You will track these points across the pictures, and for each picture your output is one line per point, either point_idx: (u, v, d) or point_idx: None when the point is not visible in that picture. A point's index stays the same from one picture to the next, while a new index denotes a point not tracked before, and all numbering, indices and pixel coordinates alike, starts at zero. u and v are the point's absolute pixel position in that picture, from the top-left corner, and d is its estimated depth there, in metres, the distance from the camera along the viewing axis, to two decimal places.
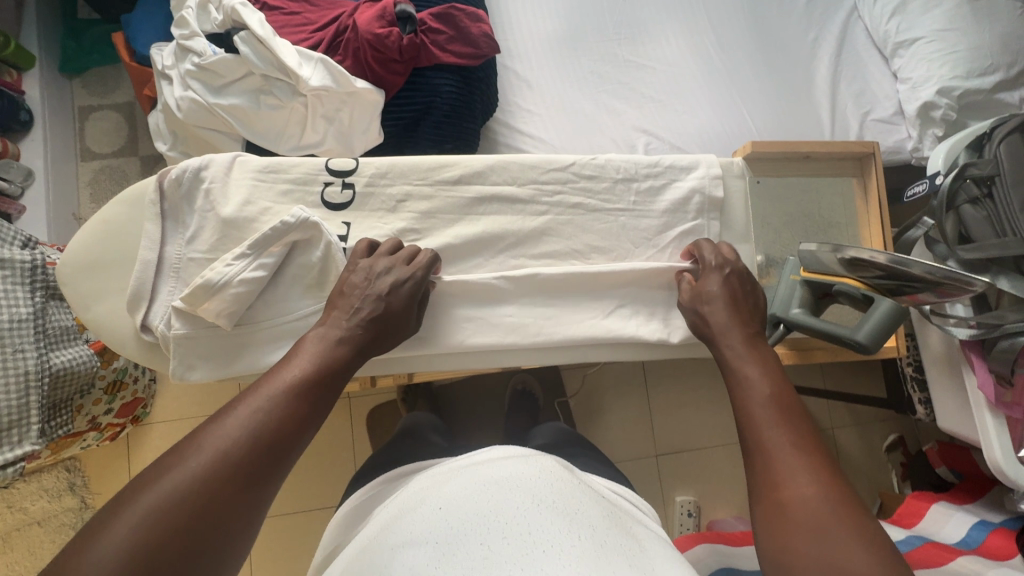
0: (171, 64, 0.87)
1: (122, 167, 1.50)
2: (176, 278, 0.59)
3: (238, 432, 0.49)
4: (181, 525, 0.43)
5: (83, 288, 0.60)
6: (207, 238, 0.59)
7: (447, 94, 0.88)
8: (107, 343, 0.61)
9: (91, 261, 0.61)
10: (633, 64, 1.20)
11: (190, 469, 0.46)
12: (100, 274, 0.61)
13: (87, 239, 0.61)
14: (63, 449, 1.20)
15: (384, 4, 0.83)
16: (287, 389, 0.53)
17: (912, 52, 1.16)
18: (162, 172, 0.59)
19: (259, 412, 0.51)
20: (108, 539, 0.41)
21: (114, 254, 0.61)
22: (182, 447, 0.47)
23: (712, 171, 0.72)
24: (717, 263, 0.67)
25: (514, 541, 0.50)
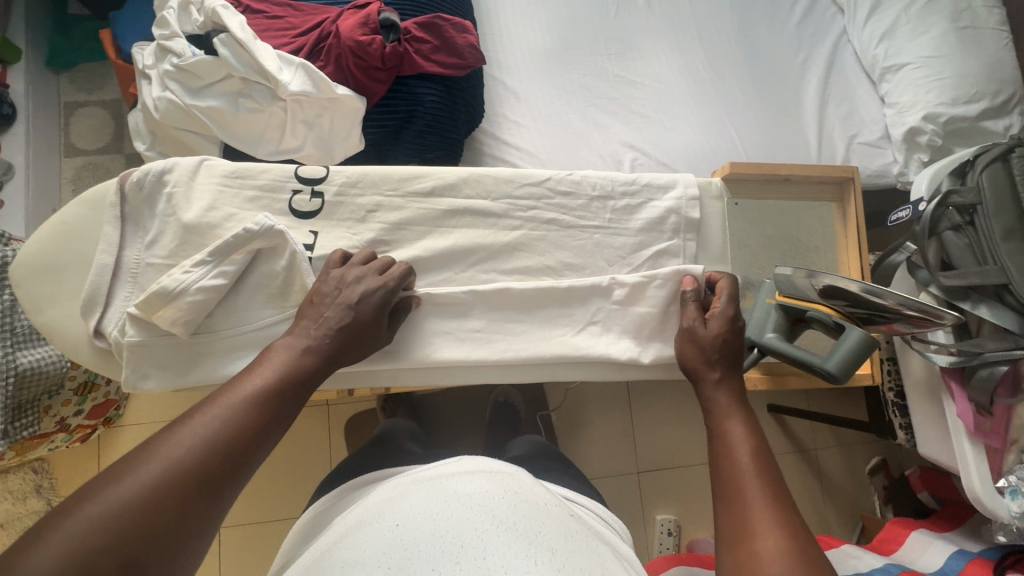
0: (151, 64, 0.86)
1: (106, 164, 1.48)
2: (133, 285, 0.57)
3: (189, 446, 0.47)
4: (119, 545, 0.41)
5: (36, 290, 0.58)
6: (168, 244, 0.58)
7: (429, 104, 0.88)
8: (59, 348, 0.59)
9: (46, 263, 0.59)
10: (622, 79, 1.20)
11: (137, 484, 0.44)
12: (55, 277, 0.59)
13: (42, 240, 0.59)
14: (29, 450, 1.19)
15: (367, 12, 0.83)
16: (246, 402, 0.51)
17: (900, 77, 1.16)
18: (126, 172, 0.58)
19: (215, 425, 0.49)
20: (38, 557, 0.38)
21: (71, 258, 0.59)
22: (131, 459, 0.45)
23: (690, 191, 0.70)
24: (730, 314, 0.65)
25: (465, 567, 0.48)
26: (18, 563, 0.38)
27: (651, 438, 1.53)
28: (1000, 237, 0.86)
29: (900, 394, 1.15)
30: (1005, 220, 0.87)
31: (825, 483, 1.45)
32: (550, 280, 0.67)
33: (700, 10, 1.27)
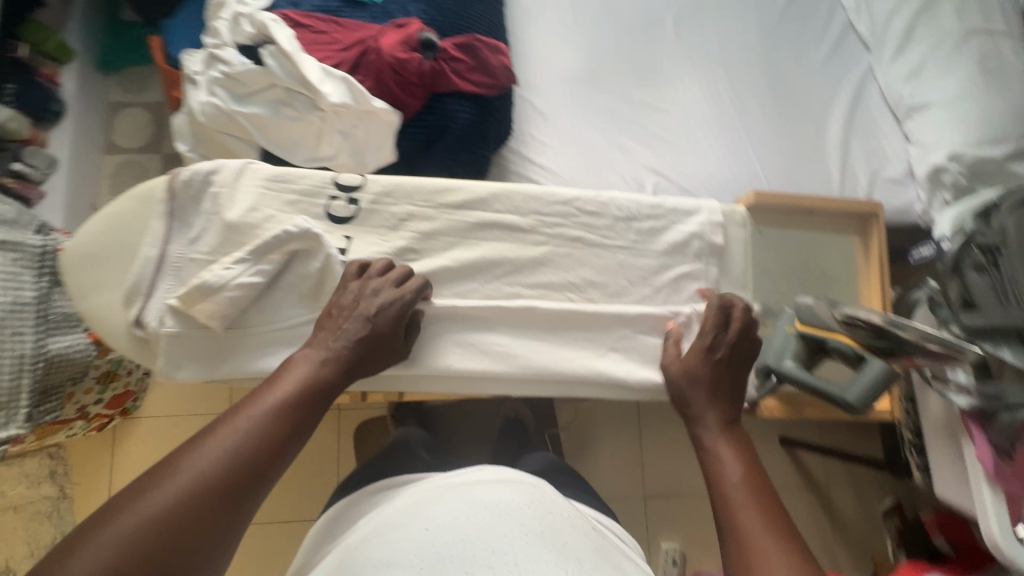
0: (200, 70, 0.90)
1: (144, 163, 1.54)
2: (175, 278, 0.59)
3: (214, 456, 0.50)
4: (152, 552, 0.45)
5: (82, 278, 0.61)
6: (211, 241, 0.60)
7: (461, 121, 0.91)
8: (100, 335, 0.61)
9: (94, 253, 0.62)
10: (648, 106, 1.23)
11: (166, 492, 0.47)
12: (101, 267, 0.62)
13: (92, 231, 0.62)
14: (49, 435, 1.22)
15: (409, 31, 0.87)
16: (267, 414, 0.54)
17: (925, 116, 1.17)
18: (174, 170, 0.60)
19: (237, 437, 0.52)
20: (81, 561, 0.43)
21: (117, 250, 0.61)
22: (163, 467, 0.49)
23: (715, 217, 0.70)
24: (711, 343, 0.65)
25: (498, 571, 0.49)
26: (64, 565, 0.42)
27: (660, 464, 1.51)
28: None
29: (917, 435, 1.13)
30: None
31: (836, 521, 1.42)
32: (575, 299, 0.68)
33: (727, 43, 1.30)
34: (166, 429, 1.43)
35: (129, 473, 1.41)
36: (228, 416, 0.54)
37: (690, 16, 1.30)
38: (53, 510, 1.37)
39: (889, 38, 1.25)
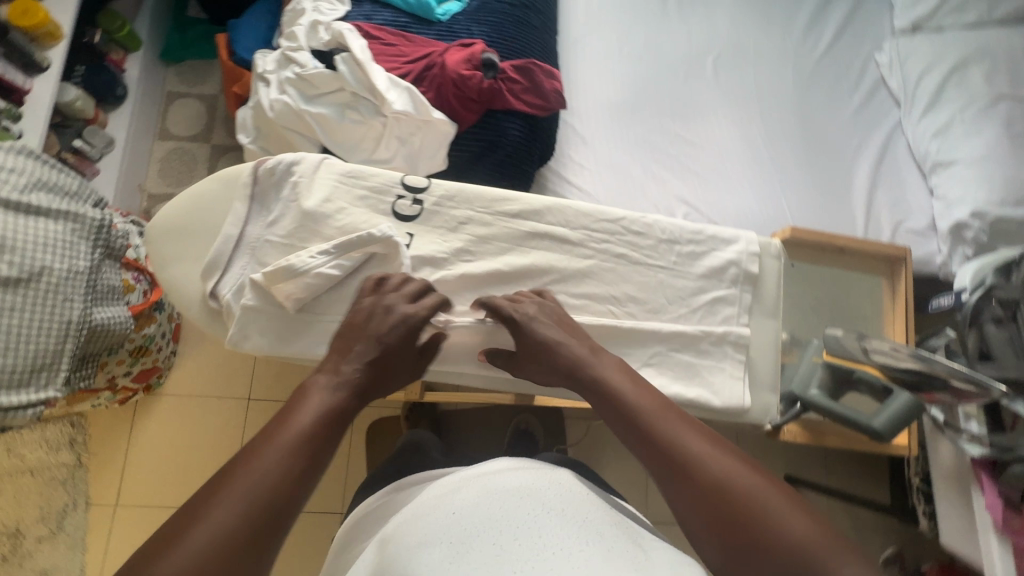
0: (272, 69, 0.97)
1: (192, 150, 1.60)
2: (250, 256, 0.64)
3: (231, 508, 0.46)
4: None
5: (165, 249, 0.67)
6: (287, 225, 0.65)
7: (512, 137, 0.96)
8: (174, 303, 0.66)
9: (176, 227, 0.67)
10: (684, 140, 1.28)
11: (181, 558, 0.43)
12: (181, 241, 0.67)
13: (177, 206, 0.68)
14: (77, 402, 1.27)
15: (473, 50, 0.92)
16: (283, 452, 0.49)
17: (950, 173, 1.22)
18: (260, 159, 0.66)
19: (254, 482, 0.47)
20: None
21: (201, 227, 0.67)
22: (177, 527, 0.45)
23: (751, 247, 0.72)
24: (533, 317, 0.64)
25: (524, 541, 0.54)
26: None
27: None
28: None
29: (926, 481, 1.15)
30: None
31: None
32: (618, 312, 0.69)
33: (764, 87, 1.35)
34: (186, 408, 1.47)
35: (146, 447, 1.44)
36: (244, 456, 0.49)
37: (729, 58, 1.37)
38: (67, 478, 1.41)
39: (920, 96, 1.30)
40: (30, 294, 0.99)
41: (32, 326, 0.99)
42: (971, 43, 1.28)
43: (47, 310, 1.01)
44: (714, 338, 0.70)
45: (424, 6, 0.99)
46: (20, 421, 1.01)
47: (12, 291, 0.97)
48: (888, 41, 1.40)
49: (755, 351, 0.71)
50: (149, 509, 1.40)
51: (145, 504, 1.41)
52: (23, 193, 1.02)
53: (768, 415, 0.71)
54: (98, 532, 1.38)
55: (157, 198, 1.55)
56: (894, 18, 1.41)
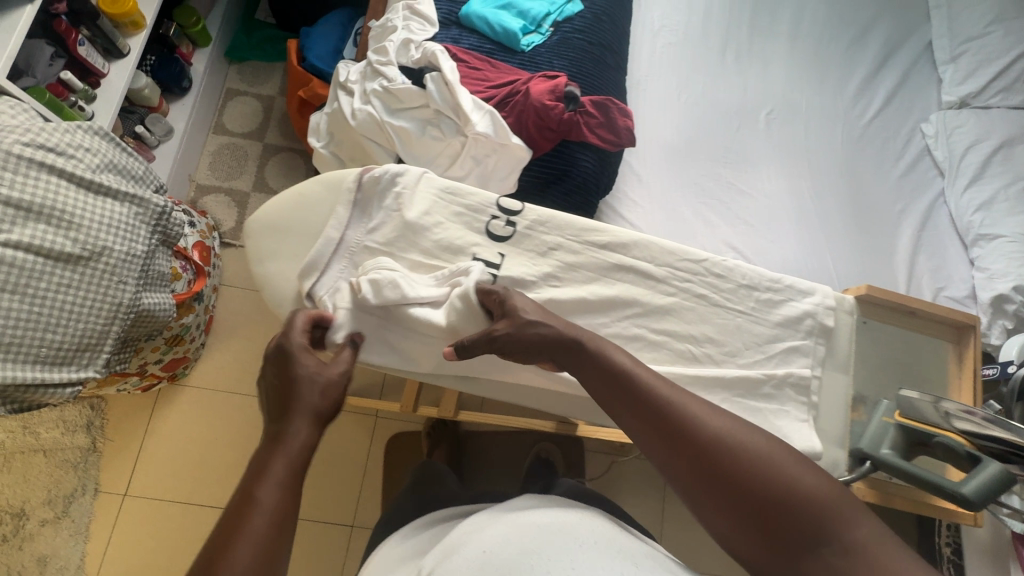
0: (356, 79, 1.00)
1: (245, 147, 1.62)
2: (348, 260, 0.70)
3: None
4: None
5: (265, 246, 0.73)
6: (387, 233, 0.70)
7: (582, 169, 0.98)
8: (268, 296, 0.72)
9: (278, 224, 0.73)
10: (734, 188, 1.31)
11: None
12: (281, 237, 0.73)
13: (282, 204, 0.74)
14: (106, 384, 1.26)
15: (557, 82, 0.95)
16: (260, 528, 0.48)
17: (993, 246, 1.25)
18: (370, 170, 0.71)
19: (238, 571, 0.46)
20: None
21: (308, 228, 0.72)
22: None
23: (827, 301, 0.73)
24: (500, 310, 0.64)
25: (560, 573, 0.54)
26: None
27: (682, 538, 1.48)
28: None
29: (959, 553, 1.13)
30: None
31: None
32: (694, 351, 0.70)
33: (815, 144, 1.39)
34: (207, 402, 1.45)
35: (160, 439, 1.42)
36: (215, 553, 0.47)
37: (783, 112, 1.40)
38: (79, 461, 1.38)
39: (966, 168, 1.33)
40: (87, 273, 0.98)
41: (84, 305, 0.99)
42: (1018, 125, 1.34)
43: (100, 290, 1.00)
44: (773, 383, 0.70)
45: (509, 34, 1.02)
46: (58, 400, 1.01)
47: (71, 269, 0.97)
48: (936, 113, 1.43)
49: (824, 399, 0.73)
50: (158, 502, 1.37)
51: (155, 497, 1.37)
52: (94, 172, 1.01)
53: (835, 469, 0.73)
54: (104, 522, 1.35)
55: (205, 190, 1.57)
56: (943, 91, 1.44)
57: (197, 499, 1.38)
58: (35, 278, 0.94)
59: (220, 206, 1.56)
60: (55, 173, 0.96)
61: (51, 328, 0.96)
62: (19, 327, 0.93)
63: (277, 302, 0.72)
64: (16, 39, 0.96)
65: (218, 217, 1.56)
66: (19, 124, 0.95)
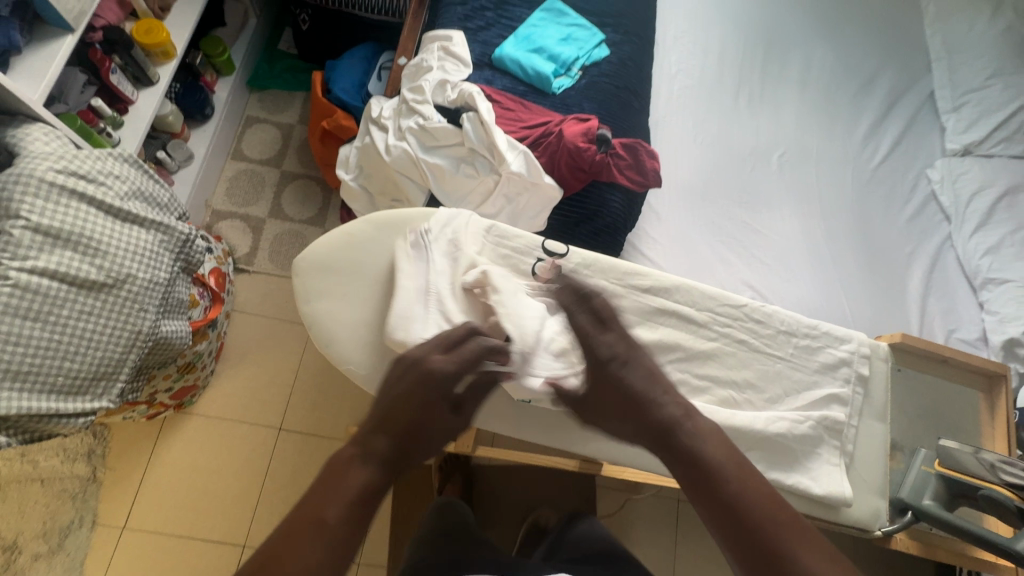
0: (390, 116, 1.01)
1: (263, 174, 1.63)
2: (430, 297, 0.71)
3: None
4: None
5: (312, 282, 0.74)
6: (444, 275, 0.73)
7: (612, 208, 1.00)
8: (313, 332, 0.73)
9: (326, 261, 0.75)
10: (750, 227, 1.34)
11: None
12: (328, 274, 0.75)
13: (330, 242, 0.75)
14: (114, 412, 1.23)
15: (589, 125, 0.98)
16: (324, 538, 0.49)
17: (1002, 291, 1.29)
18: (428, 211, 0.78)
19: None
20: None
21: (355, 265, 0.75)
22: None
23: (863, 348, 0.74)
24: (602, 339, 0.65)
25: None
26: None
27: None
28: None
29: None
30: None
31: None
32: (737, 396, 0.70)
33: (827, 187, 1.42)
34: (216, 432, 1.41)
35: (164, 469, 1.37)
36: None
37: (795, 155, 1.44)
38: (77, 492, 1.32)
39: (972, 214, 1.38)
40: (109, 300, 0.97)
41: (104, 333, 0.97)
42: (1019, 174, 1.39)
43: (121, 318, 0.98)
44: (811, 423, 0.69)
45: (541, 77, 1.05)
46: (70, 430, 0.97)
47: (93, 296, 0.95)
48: (940, 159, 1.48)
49: (862, 453, 0.71)
50: (159, 536, 1.32)
51: (155, 531, 1.33)
52: (122, 200, 1.00)
53: (876, 518, 0.70)
54: (100, 556, 1.29)
55: (221, 215, 1.57)
56: (947, 138, 1.49)
57: (198, 533, 1.33)
58: (57, 305, 0.92)
59: (235, 232, 1.56)
60: (84, 200, 0.95)
61: (68, 357, 0.94)
62: (36, 356, 0.90)
63: (322, 338, 0.72)
64: (55, 67, 0.97)
65: (233, 242, 1.55)
66: (52, 152, 0.95)
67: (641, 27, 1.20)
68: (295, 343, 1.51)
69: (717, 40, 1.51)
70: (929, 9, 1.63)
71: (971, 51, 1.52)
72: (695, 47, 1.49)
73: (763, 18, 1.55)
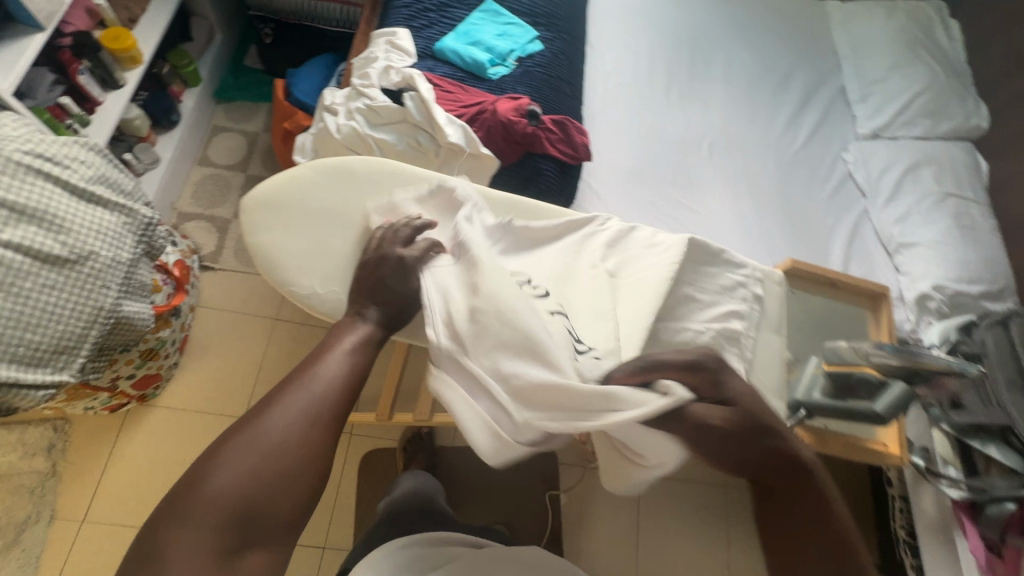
0: (341, 101, 1.10)
1: (228, 178, 1.70)
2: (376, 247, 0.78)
3: (336, 366, 0.58)
4: (304, 434, 0.52)
5: (257, 219, 0.83)
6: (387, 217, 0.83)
7: (546, 177, 1.10)
8: (258, 261, 0.82)
9: (271, 201, 0.84)
10: (683, 206, 1.45)
11: (308, 395, 0.54)
12: (272, 211, 0.84)
13: (275, 184, 0.85)
14: (75, 400, 1.25)
15: (520, 102, 1.09)
16: (361, 341, 0.63)
17: (913, 253, 1.41)
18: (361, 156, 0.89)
19: (348, 355, 0.60)
20: (272, 420, 0.52)
21: (293, 203, 0.84)
22: (298, 377, 0.56)
23: (758, 273, 0.87)
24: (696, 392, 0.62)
25: None
26: (261, 419, 0.51)
27: (657, 547, 1.51)
28: (1003, 385, 1.00)
29: (911, 534, 1.22)
30: (1006, 372, 1.01)
31: None
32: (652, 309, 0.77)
33: (751, 169, 1.56)
34: (177, 423, 1.43)
35: (125, 462, 1.38)
36: (282, 389, 0.55)
37: (722, 142, 1.58)
38: (36, 486, 1.33)
39: (883, 189, 1.52)
40: (72, 275, 1.02)
41: (67, 306, 1.01)
42: (920, 151, 1.55)
43: (84, 293, 1.03)
44: (710, 333, 0.79)
45: (479, 65, 1.17)
46: (29, 403, 1.00)
47: (57, 271, 1.00)
48: (854, 143, 1.64)
49: (759, 361, 0.82)
50: (118, 529, 1.32)
51: (112, 523, 1.32)
52: (88, 183, 1.07)
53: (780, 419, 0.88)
54: (59, 549, 1.28)
55: (187, 216, 1.63)
56: (858, 125, 1.65)
57: None
58: (21, 277, 0.97)
59: (201, 231, 1.62)
60: (49, 180, 1.01)
61: (31, 328, 0.98)
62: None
63: (268, 269, 0.82)
64: (25, 60, 1.05)
65: (200, 242, 1.61)
66: (21, 136, 1.02)
67: (571, 26, 1.33)
68: (259, 336, 1.55)
69: (648, 44, 1.67)
70: (834, 16, 1.83)
71: (872, 49, 1.71)
72: (628, 50, 1.65)
73: (688, 26, 1.72)
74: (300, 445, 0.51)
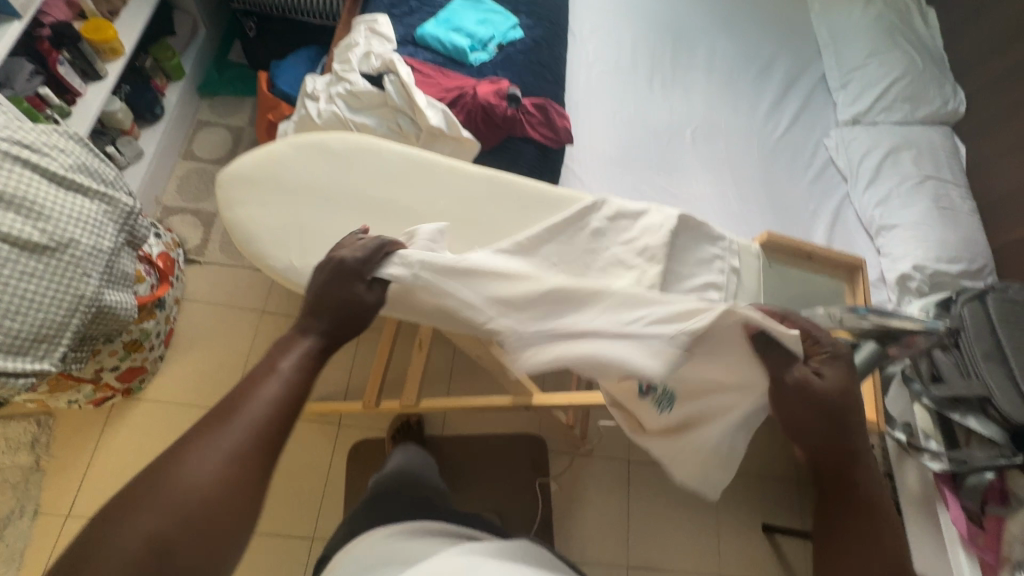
0: (322, 88, 1.10)
1: (213, 172, 1.69)
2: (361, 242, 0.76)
3: (268, 397, 0.54)
4: (227, 476, 0.49)
5: (234, 194, 0.86)
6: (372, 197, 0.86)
7: (528, 160, 1.10)
8: (236, 234, 0.84)
9: (249, 177, 0.87)
10: (666, 191, 1.47)
11: (232, 435, 0.51)
12: (249, 186, 0.86)
13: (253, 160, 0.88)
14: (58, 392, 1.24)
15: (500, 86, 1.10)
16: (300, 360, 0.58)
17: (893, 235, 1.43)
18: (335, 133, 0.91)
19: (283, 380, 0.56)
20: (193, 465, 0.49)
21: (271, 178, 0.87)
22: (225, 412, 0.53)
23: (734, 245, 0.89)
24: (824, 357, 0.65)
25: None
26: (181, 462, 0.49)
27: (648, 533, 1.51)
28: (980, 357, 1.02)
29: None
30: (983, 344, 1.02)
31: None
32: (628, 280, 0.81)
33: (733, 154, 1.57)
34: (163, 417, 1.42)
35: (111, 456, 1.37)
36: (205, 429, 0.52)
37: (705, 129, 1.59)
38: (20, 482, 1.32)
39: (863, 173, 1.54)
40: (53, 263, 1.01)
41: (47, 294, 1.01)
42: (899, 135, 1.57)
43: (64, 280, 1.02)
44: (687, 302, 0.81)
45: (460, 51, 1.18)
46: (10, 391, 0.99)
47: (35, 258, 1.00)
48: (834, 129, 1.65)
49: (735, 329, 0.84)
50: None
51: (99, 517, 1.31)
52: (67, 170, 1.06)
53: None
54: (42, 546, 1.27)
55: (172, 211, 1.62)
56: (838, 112, 1.67)
57: None
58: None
59: (186, 225, 1.61)
60: (28, 167, 1.01)
61: (11, 315, 0.97)
62: None
63: (246, 243, 0.84)
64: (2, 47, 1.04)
65: (185, 236, 1.61)
66: None
67: (552, 13, 1.34)
68: (246, 328, 1.54)
69: (630, 33, 1.68)
70: (813, 6, 1.85)
71: (851, 37, 1.73)
72: (611, 39, 1.66)
73: (670, 15, 1.74)
74: (226, 489, 0.49)
